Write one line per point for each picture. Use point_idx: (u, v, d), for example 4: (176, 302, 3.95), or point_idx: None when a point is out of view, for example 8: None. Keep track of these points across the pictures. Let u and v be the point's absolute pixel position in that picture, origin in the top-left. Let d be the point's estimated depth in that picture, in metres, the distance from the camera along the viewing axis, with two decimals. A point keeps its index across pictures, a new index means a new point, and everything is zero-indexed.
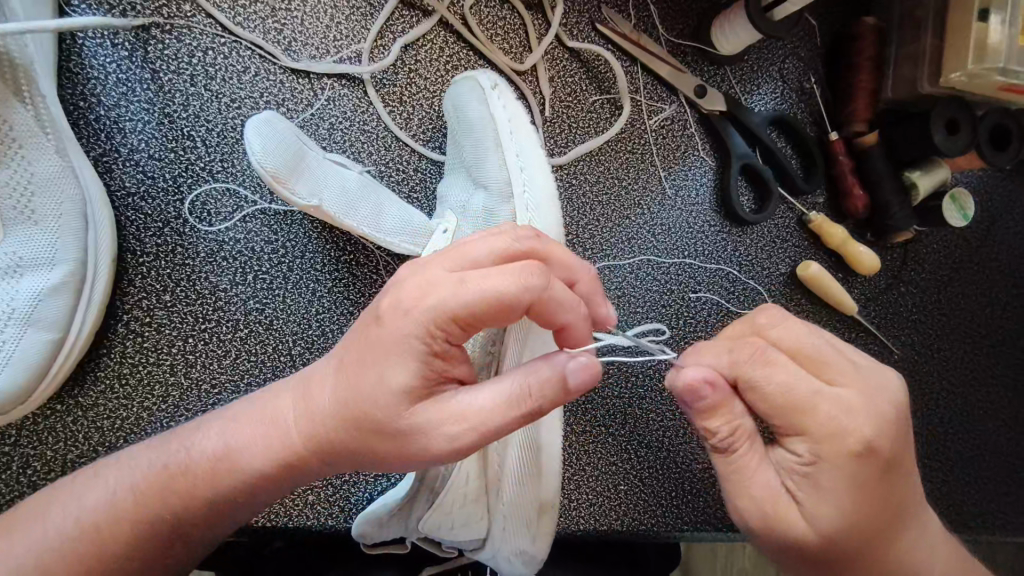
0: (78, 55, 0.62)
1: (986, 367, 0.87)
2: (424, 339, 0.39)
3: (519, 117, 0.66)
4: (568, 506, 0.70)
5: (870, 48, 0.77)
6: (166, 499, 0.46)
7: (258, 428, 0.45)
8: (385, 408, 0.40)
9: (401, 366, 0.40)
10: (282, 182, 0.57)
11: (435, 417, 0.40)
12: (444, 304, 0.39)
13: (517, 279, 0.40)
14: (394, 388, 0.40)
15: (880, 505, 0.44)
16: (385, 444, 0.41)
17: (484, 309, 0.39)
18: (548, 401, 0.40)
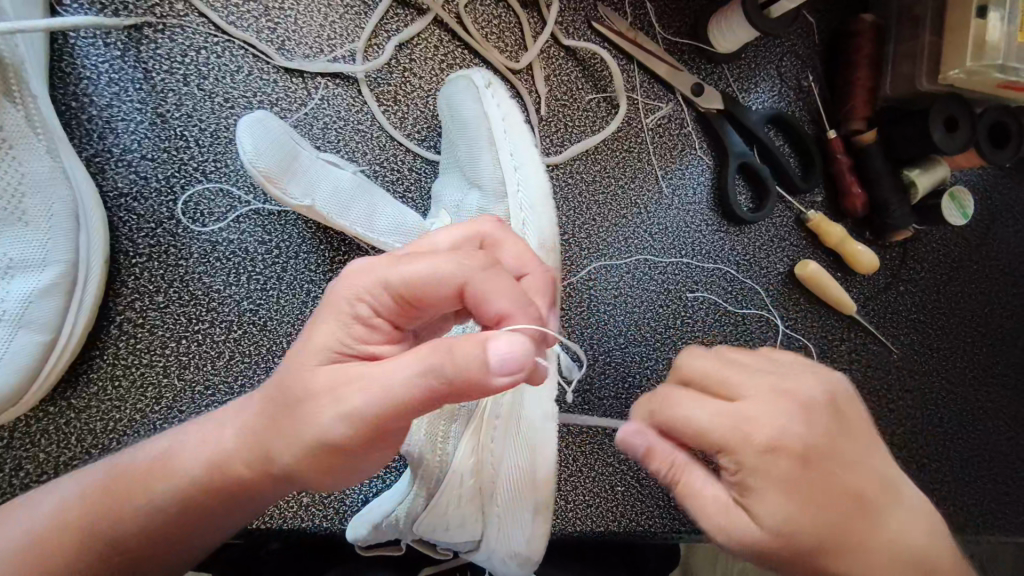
0: (70, 55, 0.62)
1: (986, 367, 0.86)
2: (354, 301, 0.40)
3: (513, 115, 0.66)
4: (564, 507, 0.70)
5: (868, 46, 0.77)
6: (114, 504, 0.44)
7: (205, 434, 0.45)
8: (303, 369, 0.40)
9: (326, 326, 0.40)
10: (274, 181, 0.57)
11: (341, 379, 0.39)
12: (379, 270, 0.40)
13: (461, 258, 0.40)
14: (318, 351, 0.40)
15: (829, 503, 0.40)
16: (300, 416, 0.40)
17: (416, 281, 0.40)
18: (453, 369, 0.36)
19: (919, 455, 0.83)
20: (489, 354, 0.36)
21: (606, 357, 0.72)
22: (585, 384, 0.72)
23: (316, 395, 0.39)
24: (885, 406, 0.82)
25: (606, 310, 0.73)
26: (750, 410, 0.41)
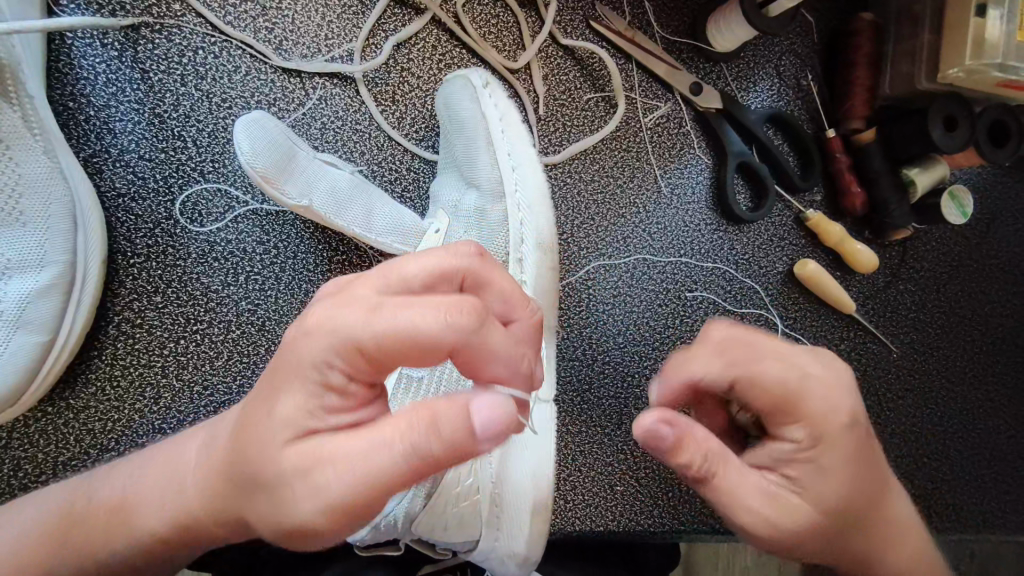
0: (67, 55, 0.62)
1: (986, 366, 0.86)
2: (321, 366, 0.37)
3: (511, 115, 0.66)
4: (563, 507, 0.70)
5: (867, 44, 0.77)
6: (72, 543, 0.46)
7: (165, 482, 0.45)
8: (265, 444, 0.38)
9: (290, 396, 0.37)
10: (271, 182, 0.57)
11: (311, 457, 0.36)
12: (350, 331, 0.36)
13: (440, 309, 0.36)
14: (278, 421, 0.37)
15: (866, 479, 0.46)
16: (266, 493, 0.38)
17: (395, 343, 0.36)
18: (439, 445, 0.34)
19: (918, 454, 0.83)
20: (479, 424, 0.34)
21: (605, 356, 0.73)
22: (584, 384, 0.72)
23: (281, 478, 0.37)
24: (884, 405, 0.82)
25: (604, 310, 0.73)
26: (816, 380, 0.44)
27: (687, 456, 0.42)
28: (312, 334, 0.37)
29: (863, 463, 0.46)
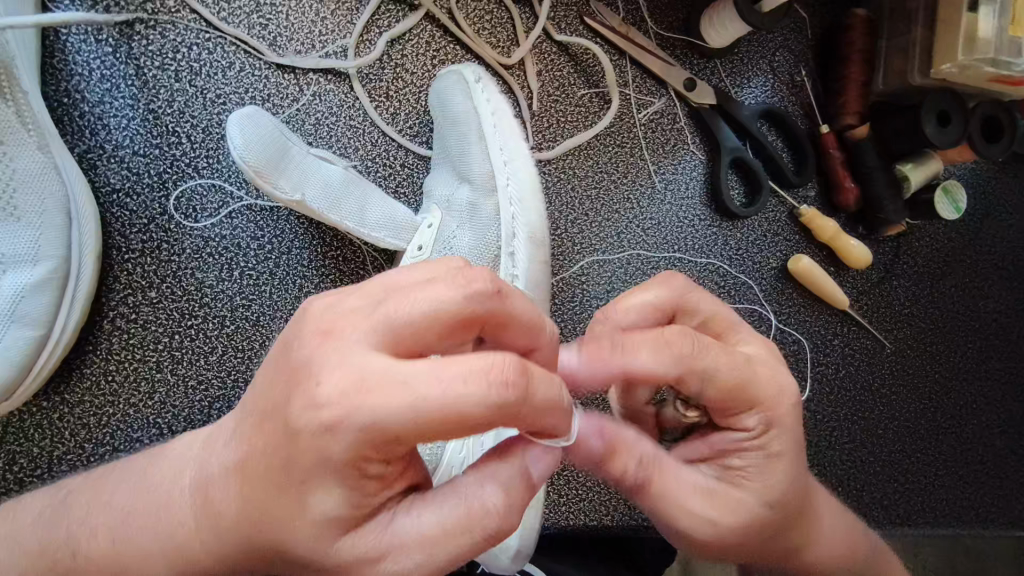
0: (61, 51, 0.62)
1: (979, 361, 0.86)
2: (354, 459, 0.32)
3: (503, 114, 0.65)
4: (557, 501, 0.70)
5: (860, 41, 0.77)
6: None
7: (158, 526, 0.40)
8: (309, 532, 0.35)
9: (331, 489, 0.34)
10: (265, 177, 0.57)
11: (368, 547, 0.35)
12: (379, 424, 0.31)
13: (478, 390, 0.31)
14: (321, 516, 0.34)
15: (802, 471, 0.47)
16: (316, 571, 0.36)
17: (436, 433, 0.31)
18: (516, 514, 0.35)
19: (912, 448, 0.83)
20: (540, 478, 0.36)
21: None
22: None
23: (337, 565, 0.35)
24: (877, 400, 0.82)
25: (599, 306, 0.73)
26: (761, 364, 0.45)
27: (620, 464, 0.41)
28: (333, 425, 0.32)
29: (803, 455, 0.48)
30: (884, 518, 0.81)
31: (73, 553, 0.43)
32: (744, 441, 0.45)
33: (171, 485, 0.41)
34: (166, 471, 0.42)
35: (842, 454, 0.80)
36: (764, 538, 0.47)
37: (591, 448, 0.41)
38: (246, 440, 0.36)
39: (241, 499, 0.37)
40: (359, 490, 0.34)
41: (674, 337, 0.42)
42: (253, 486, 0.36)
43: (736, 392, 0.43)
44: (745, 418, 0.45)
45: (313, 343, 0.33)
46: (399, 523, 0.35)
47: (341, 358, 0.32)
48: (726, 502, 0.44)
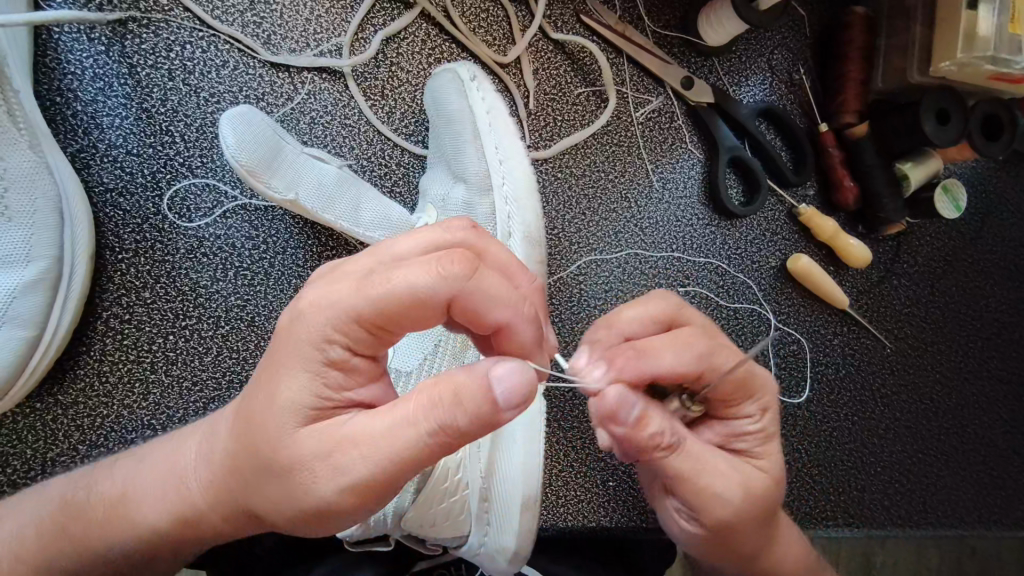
0: (54, 50, 0.61)
1: (981, 360, 0.86)
2: (322, 343, 0.37)
3: (498, 108, 0.65)
4: (555, 502, 0.70)
5: (859, 38, 0.76)
6: (76, 538, 0.46)
7: (168, 484, 0.44)
8: (272, 430, 0.37)
9: (296, 379, 0.37)
10: (257, 176, 0.57)
11: (321, 446, 0.36)
12: (347, 308, 0.36)
13: (433, 270, 0.37)
14: (283, 407, 0.37)
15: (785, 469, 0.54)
16: (279, 481, 0.38)
17: (394, 305, 0.36)
18: (466, 417, 0.35)
19: (912, 449, 0.83)
20: (504, 397, 0.35)
21: None
22: None
23: (292, 464, 0.37)
24: (877, 401, 0.82)
25: (597, 305, 0.73)
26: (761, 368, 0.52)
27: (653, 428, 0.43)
28: (313, 318, 0.37)
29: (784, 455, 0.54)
30: (886, 519, 0.81)
31: (81, 508, 0.46)
32: (748, 425, 0.51)
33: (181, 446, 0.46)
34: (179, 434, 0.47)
35: (841, 455, 0.80)
36: (757, 532, 0.51)
37: (631, 411, 0.43)
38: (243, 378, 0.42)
39: (232, 432, 0.41)
40: (321, 382, 0.37)
41: (693, 341, 0.47)
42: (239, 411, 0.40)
43: (746, 385, 0.50)
44: (746, 408, 0.51)
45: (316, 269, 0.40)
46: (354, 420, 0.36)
47: (333, 269, 0.39)
48: (746, 475, 0.49)
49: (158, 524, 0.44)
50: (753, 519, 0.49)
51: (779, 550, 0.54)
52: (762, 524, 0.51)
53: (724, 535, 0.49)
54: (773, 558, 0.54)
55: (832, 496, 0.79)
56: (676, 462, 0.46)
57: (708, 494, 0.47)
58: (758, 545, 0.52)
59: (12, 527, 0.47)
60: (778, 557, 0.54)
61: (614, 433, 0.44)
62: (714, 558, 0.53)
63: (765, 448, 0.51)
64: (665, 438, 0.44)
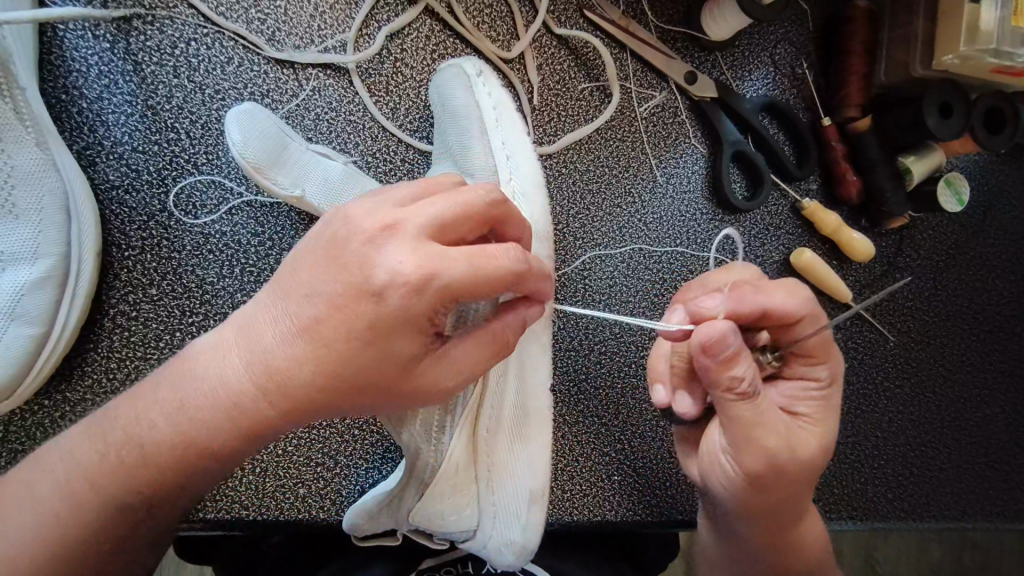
0: (59, 47, 0.61)
1: (983, 354, 0.86)
2: (431, 315, 0.40)
3: (505, 104, 0.65)
4: (561, 497, 0.70)
5: (861, 32, 0.77)
6: (127, 475, 0.43)
7: (216, 403, 0.43)
8: (392, 370, 0.42)
9: (404, 339, 0.40)
10: (262, 171, 0.57)
11: (429, 373, 0.43)
12: (426, 276, 0.39)
13: (512, 256, 0.42)
14: (398, 356, 0.41)
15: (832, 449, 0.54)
16: (382, 403, 0.44)
17: (488, 284, 0.40)
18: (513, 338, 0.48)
19: (915, 441, 0.83)
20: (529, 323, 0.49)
21: (601, 347, 0.73)
22: (581, 373, 0.72)
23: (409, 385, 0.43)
24: (881, 393, 0.82)
25: (601, 300, 0.73)
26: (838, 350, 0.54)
27: (738, 370, 0.46)
28: (389, 283, 0.39)
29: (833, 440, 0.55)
30: (889, 512, 0.81)
31: (129, 449, 0.43)
32: (812, 390, 0.53)
33: (217, 365, 0.43)
34: (205, 356, 0.44)
35: (844, 448, 0.80)
36: (788, 494, 0.52)
37: (728, 348, 0.45)
38: (304, 300, 0.42)
39: (304, 353, 0.41)
40: (420, 336, 0.41)
41: (792, 285, 0.50)
42: (330, 347, 0.41)
43: (819, 349, 0.52)
44: (811, 370, 0.53)
45: (367, 228, 0.41)
46: (451, 354, 0.44)
47: (395, 233, 0.40)
48: (794, 434, 0.50)
49: (218, 445, 0.43)
50: (793, 482, 0.51)
51: (797, 528, 0.56)
52: (796, 488, 0.52)
53: (766, 493, 0.51)
54: (793, 532, 0.55)
55: (835, 488, 0.79)
56: (747, 411, 0.48)
57: (766, 447, 0.48)
58: (791, 512, 0.54)
59: (52, 478, 0.43)
60: (801, 528, 0.56)
61: (699, 362, 0.47)
62: (747, 522, 0.54)
63: (819, 415, 0.53)
64: (741, 384, 0.46)
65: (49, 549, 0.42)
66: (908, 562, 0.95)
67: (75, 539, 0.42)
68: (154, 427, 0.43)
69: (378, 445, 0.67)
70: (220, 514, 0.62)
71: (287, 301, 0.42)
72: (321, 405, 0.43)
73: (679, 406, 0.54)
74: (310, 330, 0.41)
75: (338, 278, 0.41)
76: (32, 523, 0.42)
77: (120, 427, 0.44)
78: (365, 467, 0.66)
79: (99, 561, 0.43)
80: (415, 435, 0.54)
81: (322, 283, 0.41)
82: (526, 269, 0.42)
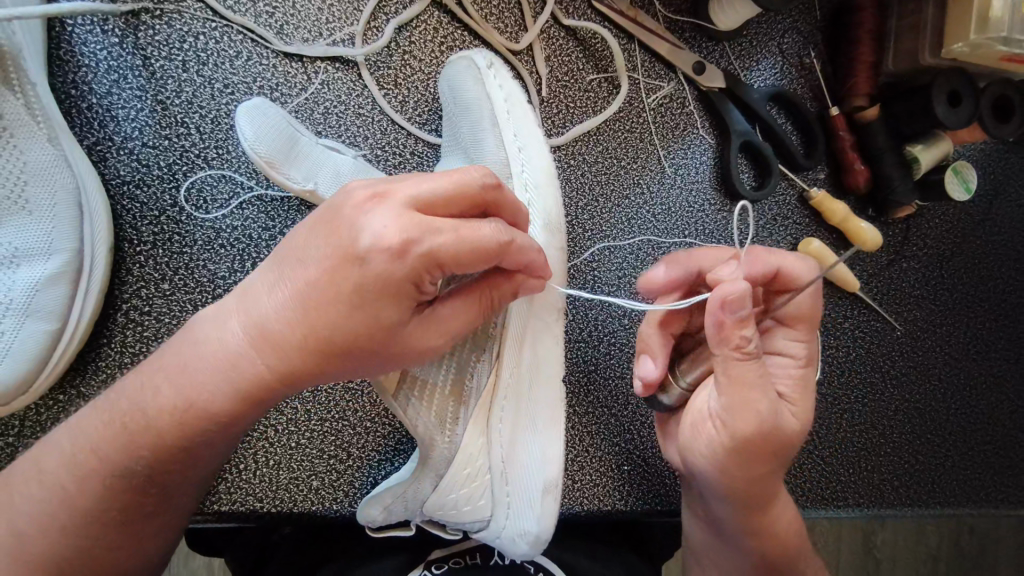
0: (67, 42, 0.61)
1: (989, 341, 0.86)
2: (412, 278, 0.41)
3: (516, 96, 0.65)
4: (572, 487, 0.70)
5: (870, 21, 0.76)
6: (138, 448, 0.44)
7: (214, 369, 0.43)
8: (381, 332, 0.42)
9: (394, 306, 0.42)
10: (275, 167, 0.58)
11: (419, 336, 0.44)
12: (408, 243, 0.40)
13: (494, 231, 0.43)
14: (386, 322, 0.42)
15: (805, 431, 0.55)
16: (374, 365, 0.45)
17: (465, 258, 0.41)
18: (501, 302, 0.49)
19: (922, 429, 0.84)
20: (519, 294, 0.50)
21: (610, 338, 0.73)
22: (591, 364, 0.73)
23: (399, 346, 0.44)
24: (887, 382, 0.83)
25: (610, 291, 0.73)
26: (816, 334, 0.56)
27: (747, 332, 0.47)
28: (372, 249, 0.40)
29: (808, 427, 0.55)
30: (896, 500, 0.82)
31: (133, 417, 0.44)
32: (790, 369, 0.55)
33: (216, 331, 0.44)
34: (206, 325, 0.45)
35: (851, 436, 0.81)
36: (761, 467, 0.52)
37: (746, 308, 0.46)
38: (303, 266, 0.42)
39: (299, 317, 0.42)
40: (406, 303, 0.42)
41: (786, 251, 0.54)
42: (320, 310, 0.41)
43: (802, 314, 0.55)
44: (789, 345, 0.56)
45: (360, 195, 0.42)
46: (438, 312, 0.45)
47: (384, 200, 0.41)
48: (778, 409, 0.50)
49: (219, 410, 0.44)
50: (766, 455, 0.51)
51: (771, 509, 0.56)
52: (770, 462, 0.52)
53: (750, 463, 0.51)
54: (768, 512, 0.55)
55: (842, 477, 0.80)
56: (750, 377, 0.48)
57: (755, 415, 0.49)
58: (771, 490, 0.54)
59: (64, 451, 0.45)
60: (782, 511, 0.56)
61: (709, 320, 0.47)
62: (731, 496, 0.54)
63: (799, 395, 0.54)
64: (750, 344, 0.47)
65: (64, 517, 0.44)
66: (908, 547, 0.96)
67: (88, 511, 0.44)
68: (156, 394, 0.44)
69: (390, 437, 0.67)
70: (235, 507, 0.63)
71: (281, 269, 0.43)
72: (316, 370, 0.43)
73: (643, 368, 0.56)
74: (302, 295, 0.42)
75: (327, 242, 0.42)
76: (47, 495, 0.44)
77: (127, 397, 0.45)
78: (377, 459, 0.67)
79: (114, 538, 0.45)
80: (429, 430, 0.55)
81: (313, 249, 0.42)
82: (510, 245, 0.44)
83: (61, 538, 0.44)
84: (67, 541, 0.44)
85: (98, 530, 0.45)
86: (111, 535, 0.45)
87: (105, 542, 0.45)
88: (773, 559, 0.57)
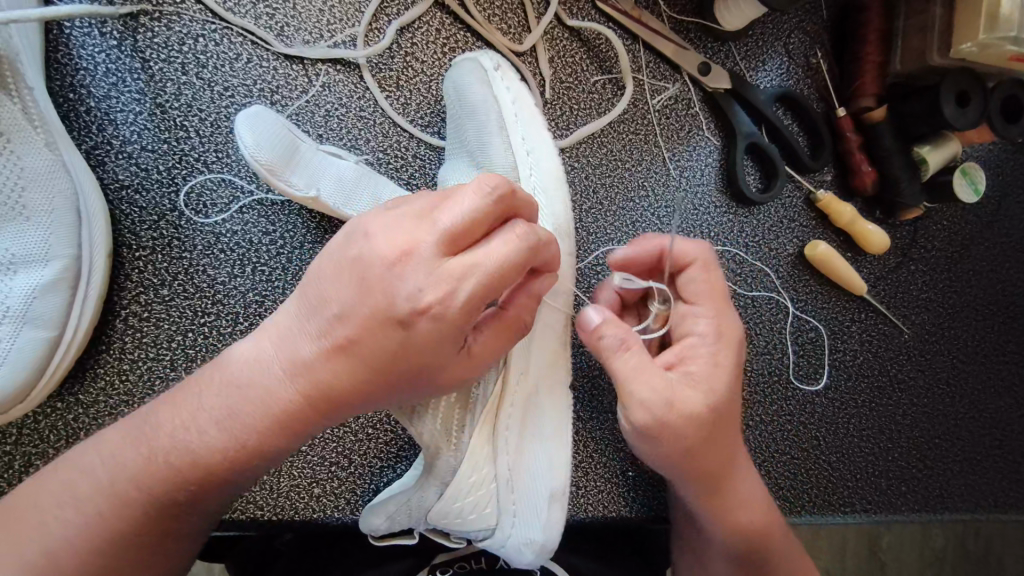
0: (65, 46, 0.61)
1: (998, 345, 0.85)
2: (445, 315, 0.41)
3: (524, 97, 0.64)
4: (577, 493, 0.70)
5: (877, 20, 0.75)
6: (189, 482, 0.45)
7: (260, 411, 0.44)
8: (423, 373, 0.44)
9: (445, 351, 0.43)
10: (278, 174, 0.56)
11: (468, 369, 0.45)
12: (448, 297, 0.41)
13: (521, 243, 0.42)
14: (430, 363, 0.43)
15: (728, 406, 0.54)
16: (417, 393, 0.46)
17: (500, 280, 0.41)
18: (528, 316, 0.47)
19: (930, 434, 0.83)
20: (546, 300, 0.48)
21: None
22: (595, 368, 0.72)
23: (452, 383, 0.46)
24: (896, 386, 0.82)
25: None
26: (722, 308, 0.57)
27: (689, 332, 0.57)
28: (415, 313, 0.41)
29: (733, 399, 0.54)
30: (903, 505, 0.81)
31: (176, 455, 0.44)
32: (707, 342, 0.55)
33: (256, 374, 0.44)
34: (242, 362, 0.45)
35: (858, 441, 0.80)
36: (704, 449, 0.52)
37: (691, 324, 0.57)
38: (338, 316, 0.43)
39: (349, 371, 0.43)
40: (454, 348, 0.43)
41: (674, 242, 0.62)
42: (368, 362, 0.43)
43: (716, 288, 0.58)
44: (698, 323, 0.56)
45: (386, 253, 0.41)
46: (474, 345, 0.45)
47: (414, 257, 0.41)
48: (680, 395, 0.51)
49: (268, 446, 0.45)
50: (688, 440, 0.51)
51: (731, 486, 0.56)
52: (698, 446, 0.52)
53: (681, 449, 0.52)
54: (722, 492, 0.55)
55: (849, 482, 0.79)
56: (694, 372, 0.53)
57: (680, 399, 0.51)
58: (722, 464, 0.54)
59: (92, 478, 0.44)
60: (740, 480, 0.57)
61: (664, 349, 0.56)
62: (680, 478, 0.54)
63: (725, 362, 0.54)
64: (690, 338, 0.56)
65: (101, 545, 0.44)
66: (914, 551, 0.95)
67: (129, 540, 0.44)
68: (202, 435, 0.44)
69: (393, 444, 0.66)
70: (236, 515, 0.62)
71: (312, 311, 0.44)
72: (358, 402, 0.45)
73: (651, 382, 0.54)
74: (342, 348, 0.42)
75: (364, 303, 0.42)
76: (70, 516, 0.43)
77: (163, 431, 0.45)
78: (380, 466, 0.66)
79: (129, 554, 0.45)
80: (435, 435, 0.54)
81: (346, 301, 0.42)
82: (537, 245, 0.43)
83: (74, 562, 0.43)
84: (87, 563, 0.43)
85: (132, 553, 0.45)
86: (138, 555, 0.45)
87: (135, 560, 0.45)
88: (749, 540, 0.57)
